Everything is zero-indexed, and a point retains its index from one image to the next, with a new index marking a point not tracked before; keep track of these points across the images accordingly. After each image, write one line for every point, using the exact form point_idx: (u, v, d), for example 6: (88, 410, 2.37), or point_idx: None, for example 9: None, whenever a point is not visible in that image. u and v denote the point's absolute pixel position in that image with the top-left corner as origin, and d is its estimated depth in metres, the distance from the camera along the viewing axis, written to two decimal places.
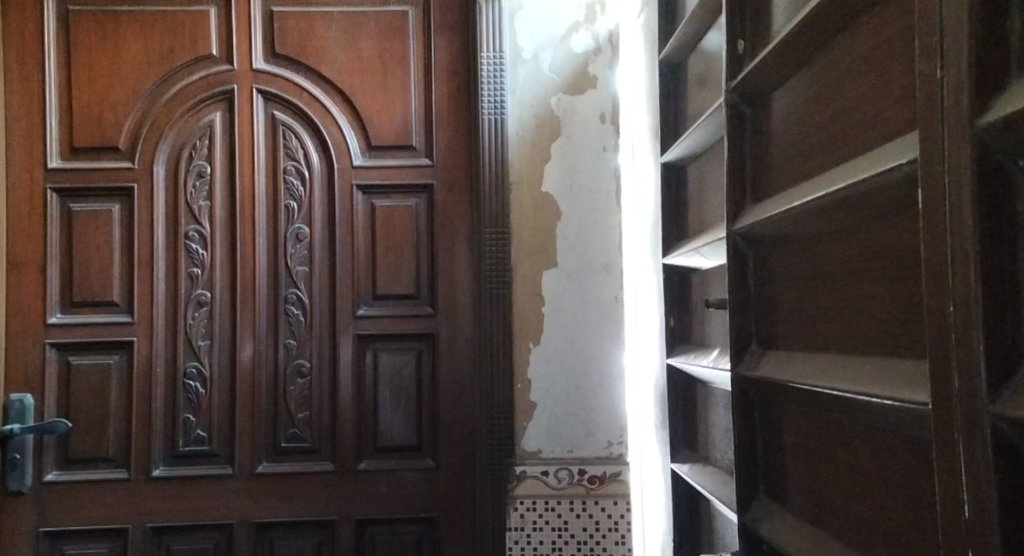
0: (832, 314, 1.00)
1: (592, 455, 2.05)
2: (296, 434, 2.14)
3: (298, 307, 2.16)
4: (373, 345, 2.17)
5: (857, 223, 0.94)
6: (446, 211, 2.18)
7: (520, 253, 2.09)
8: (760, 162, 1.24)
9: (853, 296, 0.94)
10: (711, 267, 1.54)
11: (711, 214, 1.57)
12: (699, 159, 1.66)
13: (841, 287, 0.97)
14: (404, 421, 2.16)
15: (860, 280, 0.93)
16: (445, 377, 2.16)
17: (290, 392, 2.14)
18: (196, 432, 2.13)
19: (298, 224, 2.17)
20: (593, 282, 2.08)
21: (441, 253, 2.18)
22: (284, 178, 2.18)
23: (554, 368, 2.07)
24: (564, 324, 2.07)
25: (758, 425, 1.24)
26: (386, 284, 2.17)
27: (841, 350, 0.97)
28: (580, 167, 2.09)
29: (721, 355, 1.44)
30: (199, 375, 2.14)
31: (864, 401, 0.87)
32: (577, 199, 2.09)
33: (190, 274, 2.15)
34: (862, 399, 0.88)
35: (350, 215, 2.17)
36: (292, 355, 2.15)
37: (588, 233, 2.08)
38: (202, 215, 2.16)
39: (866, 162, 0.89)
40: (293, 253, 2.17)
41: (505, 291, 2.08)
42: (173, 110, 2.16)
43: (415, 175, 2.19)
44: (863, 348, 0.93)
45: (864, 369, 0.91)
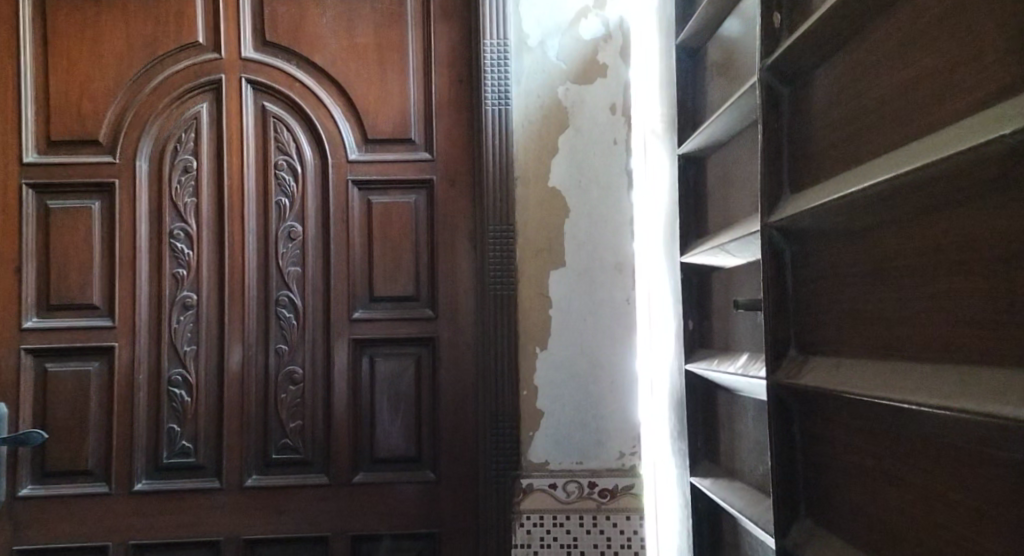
0: (912, 317, 0.89)
1: (602, 467, 1.93)
2: (288, 444, 2.02)
3: (290, 310, 2.04)
4: (369, 350, 2.05)
5: (957, 216, 0.84)
6: (447, 208, 2.07)
7: (525, 252, 1.97)
8: (800, 146, 1.12)
9: (949, 297, 0.84)
10: (736, 265, 1.42)
11: (736, 208, 1.46)
12: (722, 149, 1.54)
13: (930, 286, 0.87)
14: (404, 430, 2.04)
15: (961, 278, 0.82)
16: (446, 384, 2.04)
17: (282, 400, 2.02)
18: (181, 443, 2.00)
19: (291, 222, 2.05)
20: (603, 283, 1.96)
21: (443, 252, 2.06)
22: (275, 173, 2.06)
23: (561, 375, 1.94)
24: (573, 327, 1.95)
25: (798, 438, 1.12)
26: (384, 285, 2.05)
27: (927, 357, 0.87)
28: (589, 160, 1.97)
29: (749, 361, 1.32)
30: (185, 382, 2.01)
31: (972, 414, 0.77)
32: (586, 195, 1.97)
33: (175, 275, 2.03)
34: (968, 413, 0.78)
35: (345, 212, 2.05)
36: (284, 361, 2.03)
37: (597, 230, 1.96)
38: (188, 213, 2.04)
39: (970, 143, 0.79)
40: (285, 252, 2.05)
41: (509, 292, 1.96)
42: (157, 100, 2.04)
43: (414, 170, 2.07)
44: (961, 354, 0.82)
45: (965, 379, 0.81)
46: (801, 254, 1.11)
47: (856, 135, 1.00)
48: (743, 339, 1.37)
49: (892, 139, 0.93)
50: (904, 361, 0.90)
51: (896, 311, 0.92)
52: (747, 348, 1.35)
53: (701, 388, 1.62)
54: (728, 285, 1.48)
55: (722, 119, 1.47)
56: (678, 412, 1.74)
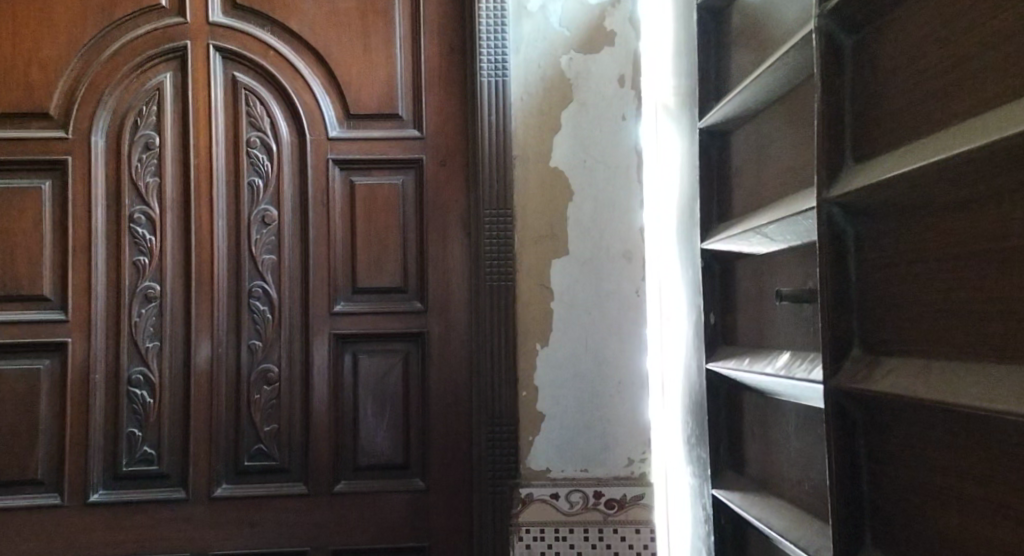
0: None
1: (609, 474, 1.75)
2: (261, 450, 1.83)
3: (264, 302, 1.85)
4: (352, 346, 1.87)
5: None
6: (438, 191, 1.88)
7: (525, 238, 1.79)
8: (868, 107, 0.95)
9: None
10: (770, 251, 1.24)
11: (769, 186, 1.28)
12: (750, 122, 1.37)
13: None
14: (390, 434, 1.85)
15: None
16: (437, 383, 1.86)
17: (255, 401, 1.83)
18: (143, 450, 1.80)
19: (265, 206, 1.86)
20: (610, 274, 1.78)
21: (433, 240, 1.88)
22: (247, 152, 1.86)
23: (564, 374, 1.77)
24: (577, 322, 1.77)
25: (864, 454, 0.95)
26: (369, 274, 1.86)
27: None
28: (595, 137, 1.79)
29: (792, 361, 1.14)
30: (147, 382, 1.81)
31: None
32: (591, 176, 1.79)
33: (136, 263, 1.82)
34: None
35: (325, 194, 1.87)
36: (257, 359, 1.84)
37: (604, 215, 1.79)
38: (149, 194, 1.83)
39: None
40: (258, 239, 1.86)
41: (507, 283, 1.78)
42: (115, 69, 1.83)
43: (401, 148, 1.88)
44: None
45: None
46: (870, 235, 0.94)
47: (946, 90, 0.83)
48: (781, 335, 1.20)
49: (1000, 92, 0.76)
50: (1018, 364, 0.73)
51: (1008, 302, 0.75)
52: (789, 346, 1.17)
53: (725, 389, 1.44)
54: (760, 273, 1.30)
55: (751, 87, 1.29)
56: (693, 415, 1.56)
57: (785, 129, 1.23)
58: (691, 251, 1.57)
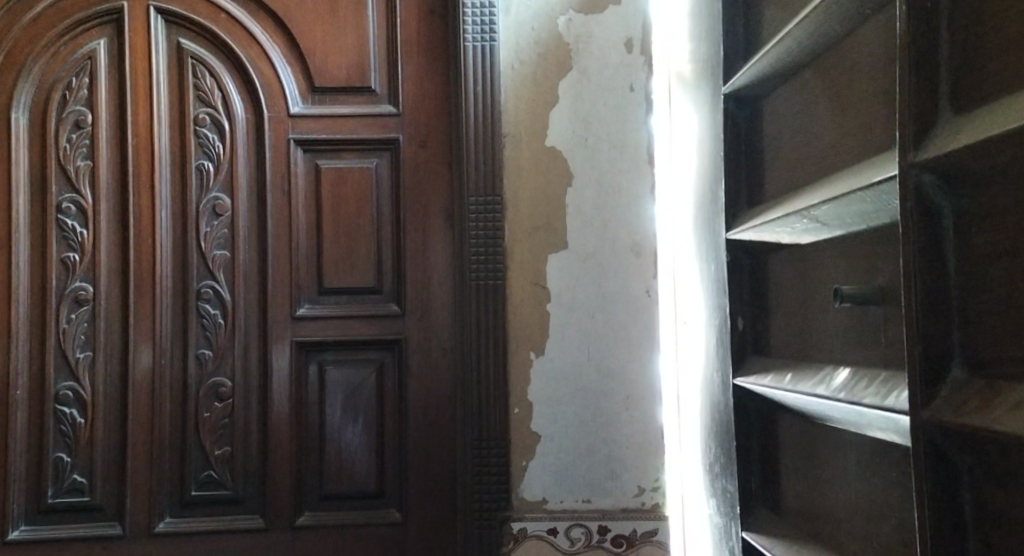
0: None
1: (616, 506, 1.50)
2: (211, 477, 1.58)
3: (215, 305, 1.60)
4: (318, 355, 1.61)
5: None
6: (417, 176, 1.63)
7: (518, 229, 1.53)
8: (971, 34, 0.69)
9: None
10: (817, 240, 0.98)
11: (811, 157, 1.02)
12: (786, 83, 1.10)
13: None
14: (362, 458, 1.60)
15: None
16: (416, 399, 1.61)
17: (204, 421, 1.58)
18: (72, 478, 1.55)
19: (216, 193, 1.61)
20: (616, 271, 1.52)
21: (410, 233, 1.62)
22: (195, 131, 1.61)
23: (563, 388, 1.51)
24: (578, 327, 1.52)
25: (970, 513, 0.68)
26: (336, 273, 1.61)
27: None
28: (598, 112, 1.53)
29: (853, 383, 0.86)
30: (77, 399, 1.56)
31: None
32: (593, 156, 1.53)
33: (65, 261, 1.57)
34: None
35: (286, 180, 1.61)
36: (207, 371, 1.59)
37: (609, 202, 1.53)
38: (80, 180, 1.58)
39: None
40: (208, 231, 1.60)
41: (494, 281, 1.53)
42: (40, 35, 1.58)
43: (373, 127, 1.63)
44: None
45: None
46: (976, 211, 0.68)
47: None
48: (834, 346, 0.93)
49: None
50: None
51: None
52: (846, 362, 0.90)
53: (756, 410, 1.17)
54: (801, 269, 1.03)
55: (791, 36, 1.02)
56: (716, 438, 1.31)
57: (830, 89, 0.97)
58: (713, 243, 1.31)
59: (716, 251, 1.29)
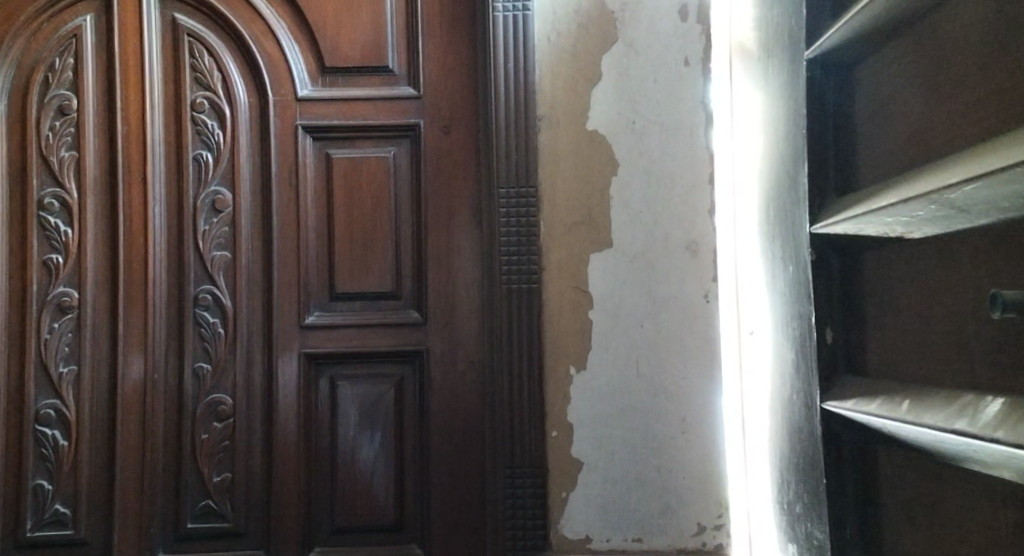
0: None
1: (672, 546, 1.30)
2: (209, 508, 1.40)
3: (214, 313, 1.42)
4: (329, 369, 1.43)
5: None
6: (440, 166, 1.44)
7: (557, 225, 1.34)
8: None
9: None
10: (942, 233, 0.77)
11: (927, 130, 0.81)
12: (887, 42, 0.90)
13: None
14: (379, 486, 1.41)
15: None
16: (439, 419, 1.42)
17: (202, 444, 1.40)
18: (54, 509, 1.38)
19: (216, 187, 1.43)
20: (668, 273, 1.32)
21: (433, 232, 1.44)
22: (192, 117, 1.44)
23: (608, 408, 1.31)
24: (625, 338, 1.32)
25: None
26: (350, 276, 1.43)
27: None
28: (647, 89, 1.33)
29: (1013, 419, 0.65)
30: (60, 419, 1.39)
31: None
32: (642, 142, 1.33)
33: (47, 263, 1.40)
34: None
35: (294, 172, 1.44)
36: (205, 388, 1.41)
37: (660, 193, 1.33)
38: (65, 173, 1.41)
39: None
40: (207, 230, 1.43)
41: (528, 286, 1.33)
42: (20, 10, 1.41)
43: (391, 111, 1.45)
44: None
45: None
46: None
47: None
48: (972, 371, 0.73)
49: None
50: None
51: None
52: (992, 391, 0.69)
53: (850, 443, 0.97)
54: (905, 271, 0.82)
55: None
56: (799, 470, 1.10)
57: (957, 40, 0.77)
58: (786, 239, 1.11)
59: (791, 250, 1.08)
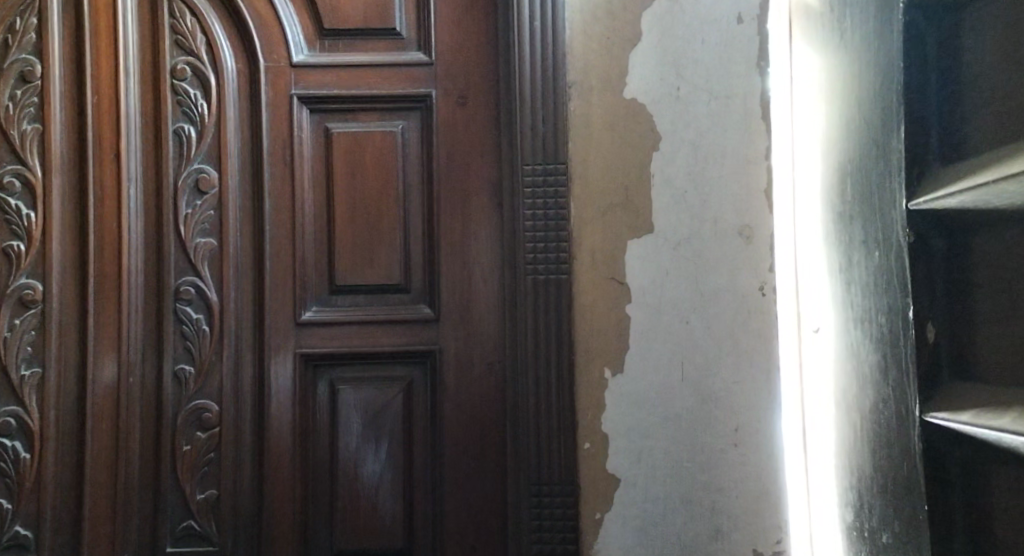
0: None
1: None
2: (192, 530, 1.23)
3: (198, 307, 1.25)
4: (329, 371, 1.27)
5: None
6: (454, 142, 1.27)
7: (590, 207, 1.17)
8: None
9: None
10: None
11: None
12: None
13: None
14: (385, 504, 1.25)
15: None
16: (453, 429, 1.25)
17: (183, 457, 1.23)
18: (14, 531, 1.21)
19: (199, 165, 1.26)
20: (718, 262, 1.16)
21: (445, 216, 1.27)
22: (173, 86, 1.27)
23: (649, 416, 1.15)
24: (667, 337, 1.15)
25: None
26: (353, 266, 1.27)
27: None
28: (693, 51, 1.17)
29: None
30: (21, 428, 1.22)
31: None
32: (688, 111, 1.16)
33: (7, 251, 1.23)
34: None
35: (289, 149, 1.27)
36: (187, 392, 1.24)
37: (708, 170, 1.16)
38: (27, 148, 1.24)
39: None
40: (189, 214, 1.26)
41: (556, 277, 1.16)
42: None
43: (400, 80, 1.28)
44: None
45: None
46: None
47: None
48: None
49: None
50: None
51: None
52: None
53: None
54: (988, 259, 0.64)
55: None
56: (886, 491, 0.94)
57: None
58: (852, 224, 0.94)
59: (866, 233, 0.91)
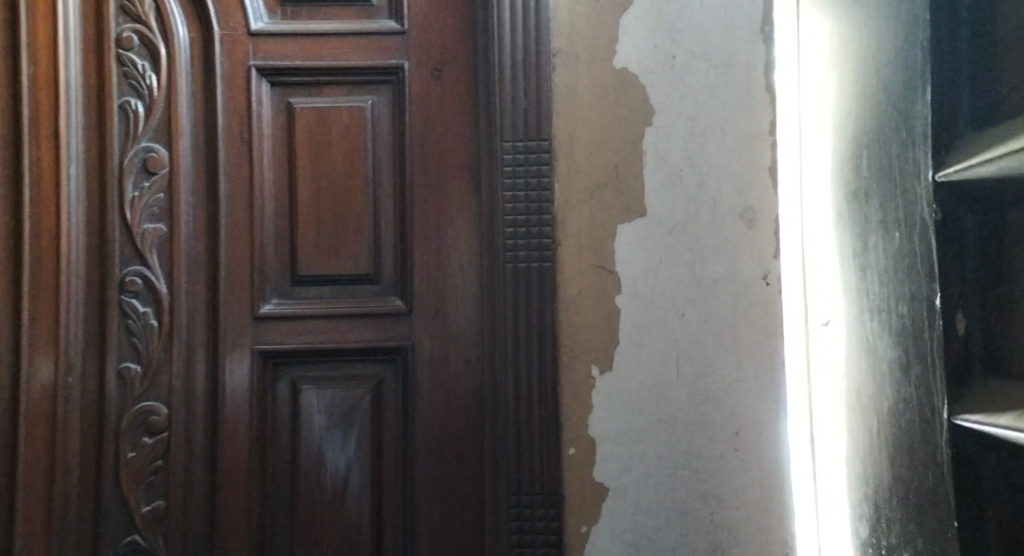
0: None
1: None
2: (136, 545, 1.12)
3: (145, 300, 1.14)
4: (291, 370, 1.16)
5: None
6: (429, 120, 1.16)
7: (576, 189, 1.06)
8: None
9: None
10: None
11: None
12: None
13: None
14: (351, 515, 1.14)
15: None
16: (426, 433, 1.14)
17: (128, 464, 1.12)
18: None
19: (148, 144, 1.15)
20: (717, 249, 1.05)
21: (419, 200, 1.16)
22: (118, 57, 1.15)
23: (641, 419, 1.04)
24: (660, 331, 1.04)
25: None
26: (317, 255, 1.15)
27: None
28: (689, 15, 1.06)
29: None
30: None
31: None
32: (684, 82, 1.06)
33: None
34: None
35: (247, 126, 1.16)
36: (133, 394, 1.13)
37: (707, 147, 1.05)
38: None
39: None
40: (136, 197, 1.14)
41: (539, 266, 1.05)
42: None
43: (369, 50, 1.17)
44: None
45: None
46: None
47: None
48: None
49: None
50: None
51: None
52: None
53: None
54: None
55: None
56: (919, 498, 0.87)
57: None
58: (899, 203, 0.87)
59: None
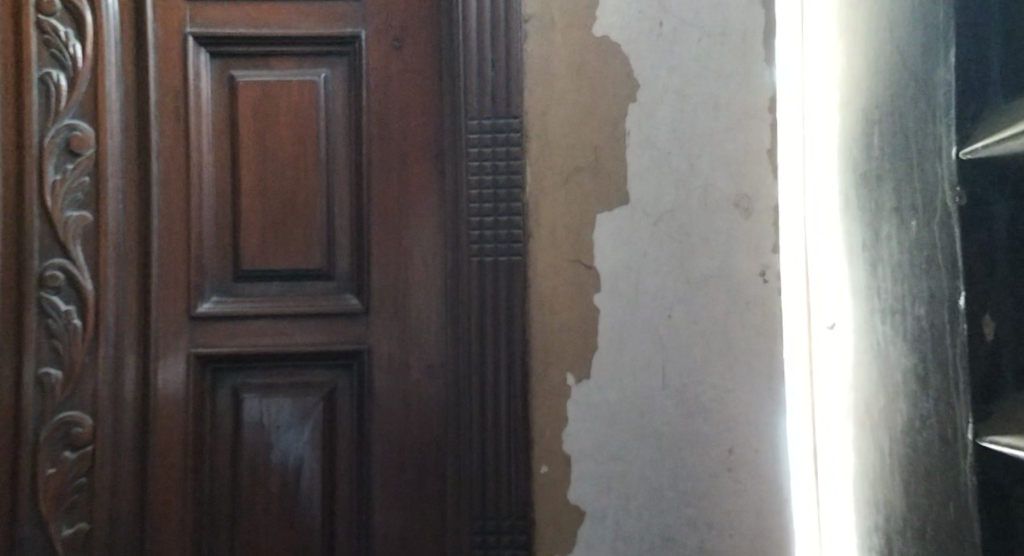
0: None
1: None
2: None
3: (68, 297, 0.99)
4: (233, 376, 1.04)
5: None
6: (388, 95, 1.04)
7: (551, 173, 0.94)
8: None
9: None
10: None
11: None
12: None
13: None
14: (298, 539, 1.02)
15: None
16: (382, 447, 1.02)
17: (47, 485, 0.98)
18: None
19: (71, 120, 1.00)
20: (709, 242, 0.93)
21: (377, 185, 1.04)
22: (38, 22, 1.00)
23: (621, 434, 0.92)
24: (644, 335, 0.92)
25: None
26: (262, 247, 1.03)
27: None
28: None
29: None
30: None
31: None
32: (672, 53, 0.94)
33: None
34: None
35: (184, 103, 1.04)
36: (52, 405, 0.98)
37: (697, 126, 0.93)
38: None
39: None
40: (58, 180, 1.00)
41: (509, 261, 0.93)
42: None
43: (320, 18, 1.05)
44: None
45: None
46: None
47: None
48: None
49: None
50: None
51: None
52: None
53: None
54: None
55: None
56: (942, 526, 0.76)
57: None
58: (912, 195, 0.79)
59: None
